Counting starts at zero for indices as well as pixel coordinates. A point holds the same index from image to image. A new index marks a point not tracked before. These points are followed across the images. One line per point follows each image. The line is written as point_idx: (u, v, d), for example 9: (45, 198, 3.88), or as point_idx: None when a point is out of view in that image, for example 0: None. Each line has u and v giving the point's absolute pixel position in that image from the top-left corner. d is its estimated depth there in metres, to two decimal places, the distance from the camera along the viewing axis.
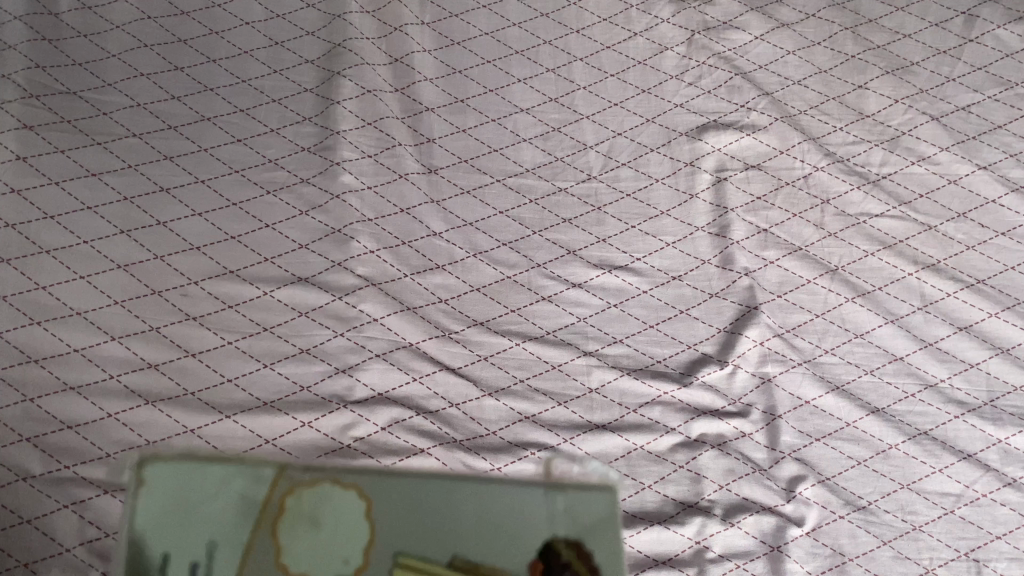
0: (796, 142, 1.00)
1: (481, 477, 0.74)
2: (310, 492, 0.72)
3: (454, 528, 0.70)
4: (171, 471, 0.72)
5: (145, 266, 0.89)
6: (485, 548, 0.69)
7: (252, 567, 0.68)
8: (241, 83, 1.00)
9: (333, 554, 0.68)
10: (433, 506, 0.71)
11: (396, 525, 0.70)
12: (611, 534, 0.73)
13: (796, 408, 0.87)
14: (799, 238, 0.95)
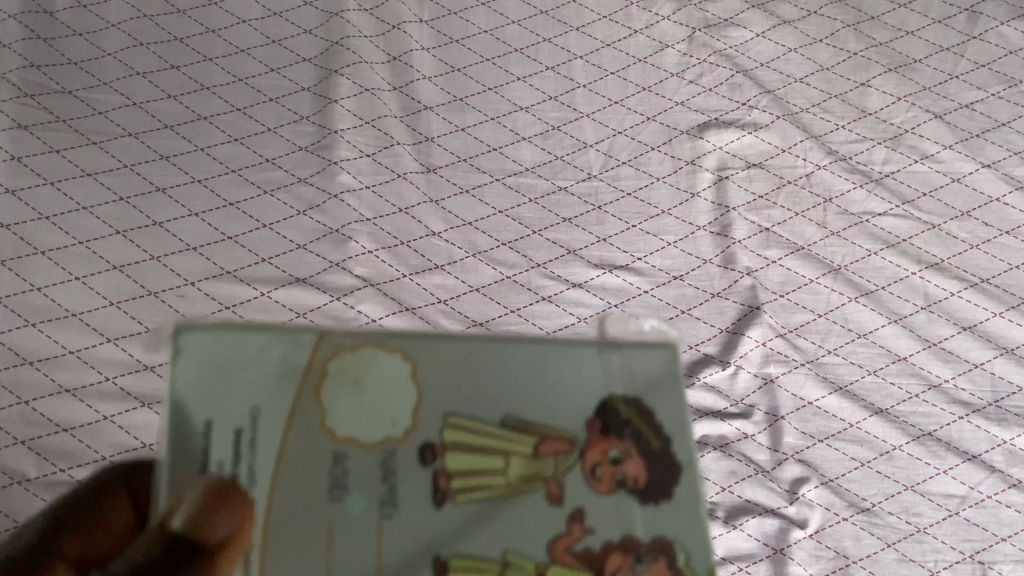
0: (798, 141, 0.99)
1: (534, 340, 0.67)
2: (355, 358, 0.64)
3: (507, 389, 0.64)
4: (202, 337, 0.62)
5: (140, 267, 0.88)
6: (541, 407, 0.64)
7: (297, 433, 0.59)
8: (238, 82, 0.99)
9: (382, 416, 0.61)
10: (491, 366, 0.65)
11: (450, 386, 0.64)
12: (673, 400, 0.66)
13: (799, 409, 0.86)
14: (802, 238, 0.94)
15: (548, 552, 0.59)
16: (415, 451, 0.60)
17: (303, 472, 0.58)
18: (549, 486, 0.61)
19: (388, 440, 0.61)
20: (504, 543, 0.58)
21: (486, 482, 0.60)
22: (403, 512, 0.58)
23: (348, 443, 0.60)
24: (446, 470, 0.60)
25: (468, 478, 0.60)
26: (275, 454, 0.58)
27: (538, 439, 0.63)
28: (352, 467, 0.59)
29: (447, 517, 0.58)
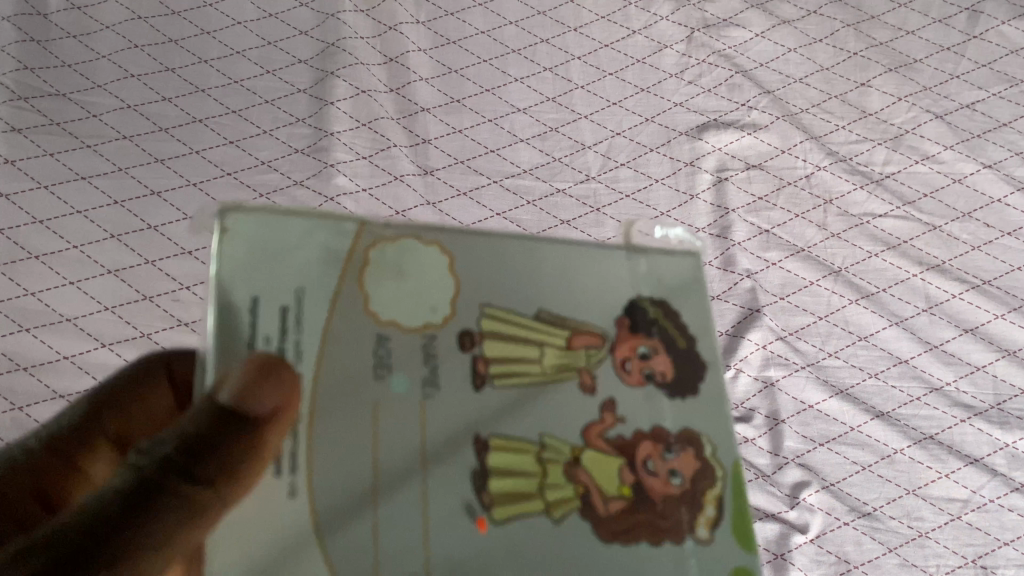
0: (798, 141, 0.98)
1: (563, 241, 0.59)
2: (397, 250, 0.55)
3: (537, 284, 0.56)
4: (246, 218, 0.51)
5: (135, 271, 0.87)
6: (576, 302, 0.57)
7: (341, 318, 0.50)
8: (233, 84, 0.98)
9: (420, 303, 0.53)
10: (525, 261, 0.57)
11: (491, 279, 0.56)
12: (698, 299, 0.59)
13: (800, 413, 0.86)
14: (802, 239, 0.94)
15: (582, 437, 0.52)
16: (458, 339, 0.52)
17: (345, 366, 0.49)
18: (580, 377, 0.54)
19: (426, 327, 0.52)
20: (540, 425, 0.51)
21: (524, 371, 0.53)
22: (446, 398, 0.50)
23: (390, 325, 0.51)
24: (485, 357, 0.52)
25: (508, 365, 0.52)
26: (318, 340, 0.49)
27: (571, 332, 0.55)
28: (394, 353, 0.50)
29: (489, 403, 0.51)
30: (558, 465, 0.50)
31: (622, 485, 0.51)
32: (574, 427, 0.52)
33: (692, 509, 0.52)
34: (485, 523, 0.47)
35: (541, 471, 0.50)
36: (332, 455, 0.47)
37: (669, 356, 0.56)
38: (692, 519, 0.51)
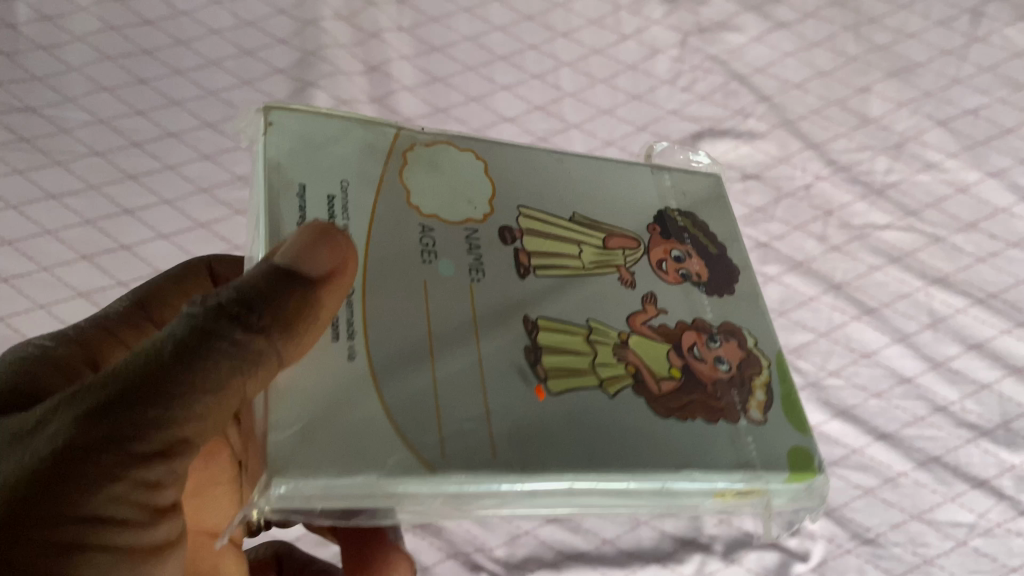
0: (796, 150, 0.95)
1: (593, 158, 0.64)
2: (437, 151, 0.57)
3: (572, 190, 0.61)
4: (290, 125, 0.52)
5: (107, 294, 0.84)
6: (606, 211, 0.61)
7: (386, 202, 0.51)
8: (208, 96, 0.94)
9: (459, 196, 0.54)
10: (551, 169, 0.61)
11: (521, 185, 0.58)
12: (720, 214, 0.66)
13: None
14: (802, 252, 0.91)
15: (628, 324, 0.53)
16: (498, 231, 0.54)
17: (398, 238, 0.50)
18: (620, 272, 0.56)
19: (469, 220, 0.53)
20: (587, 311, 0.52)
21: (564, 263, 0.54)
22: (493, 282, 0.50)
23: (432, 217, 0.52)
24: (526, 249, 0.53)
25: (547, 257, 0.54)
26: (367, 218, 0.50)
27: (605, 235, 0.59)
28: (439, 239, 0.51)
29: (535, 288, 0.51)
30: (607, 346, 0.51)
31: (673, 368, 0.52)
32: (620, 316, 0.53)
33: (738, 390, 0.53)
34: (542, 391, 0.46)
35: (590, 348, 0.50)
36: (398, 318, 0.46)
37: (698, 258, 0.61)
38: (744, 400, 0.53)
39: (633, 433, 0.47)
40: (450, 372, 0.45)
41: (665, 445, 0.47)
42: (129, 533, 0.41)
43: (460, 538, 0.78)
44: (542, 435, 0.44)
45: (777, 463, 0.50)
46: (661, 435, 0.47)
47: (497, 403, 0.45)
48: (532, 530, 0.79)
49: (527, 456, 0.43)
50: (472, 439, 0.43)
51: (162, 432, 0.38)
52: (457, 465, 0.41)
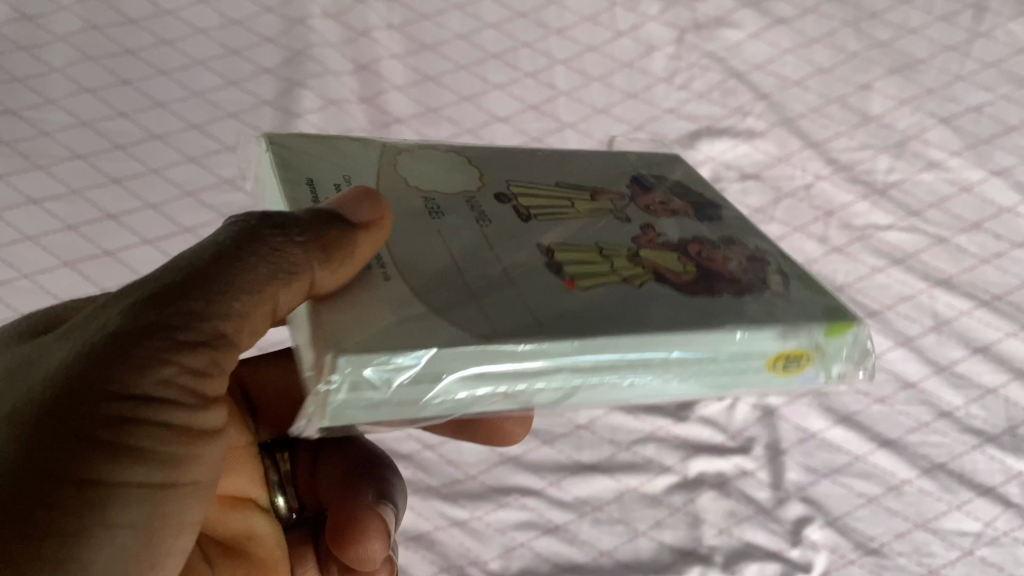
0: (796, 149, 0.93)
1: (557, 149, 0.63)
2: (424, 154, 0.56)
3: (552, 167, 0.59)
4: (289, 135, 0.52)
5: None
6: (588, 176, 0.59)
7: (391, 187, 0.50)
8: (194, 97, 0.92)
9: (454, 179, 0.53)
10: (530, 156, 0.60)
11: (511, 169, 0.57)
12: (683, 168, 0.64)
13: (802, 441, 0.82)
14: (803, 254, 0.89)
15: (634, 241, 0.51)
16: (495, 198, 0.52)
17: (405, 207, 0.48)
18: (614, 214, 0.54)
19: (466, 192, 0.51)
20: (596, 238, 0.50)
21: (562, 211, 0.52)
22: (497, 225, 0.48)
23: (433, 190, 0.51)
24: (525, 206, 0.52)
25: (547, 209, 0.52)
26: None
27: (593, 191, 0.57)
28: (444, 205, 0.49)
29: (539, 227, 0.49)
30: (622, 257, 0.48)
31: (686, 266, 0.49)
32: (624, 239, 0.51)
33: (757, 273, 0.50)
34: (572, 284, 0.44)
35: (605, 259, 0.47)
36: (418, 253, 0.44)
37: (685, 202, 0.58)
38: (763, 282, 0.49)
39: (671, 303, 0.44)
40: (483, 279, 0.43)
41: (707, 309, 0.44)
42: (181, 416, 0.42)
43: (453, 552, 0.76)
44: (586, 313, 0.41)
45: (812, 315, 0.46)
46: (697, 304, 0.44)
47: (533, 296, 0.42)
48: (527, 543, 0.77)
49: (576, 323, 0.40)
50: (514, 315, 0.40)
51: (207, 324, 0.40)
52: (510, 333, 0.39)
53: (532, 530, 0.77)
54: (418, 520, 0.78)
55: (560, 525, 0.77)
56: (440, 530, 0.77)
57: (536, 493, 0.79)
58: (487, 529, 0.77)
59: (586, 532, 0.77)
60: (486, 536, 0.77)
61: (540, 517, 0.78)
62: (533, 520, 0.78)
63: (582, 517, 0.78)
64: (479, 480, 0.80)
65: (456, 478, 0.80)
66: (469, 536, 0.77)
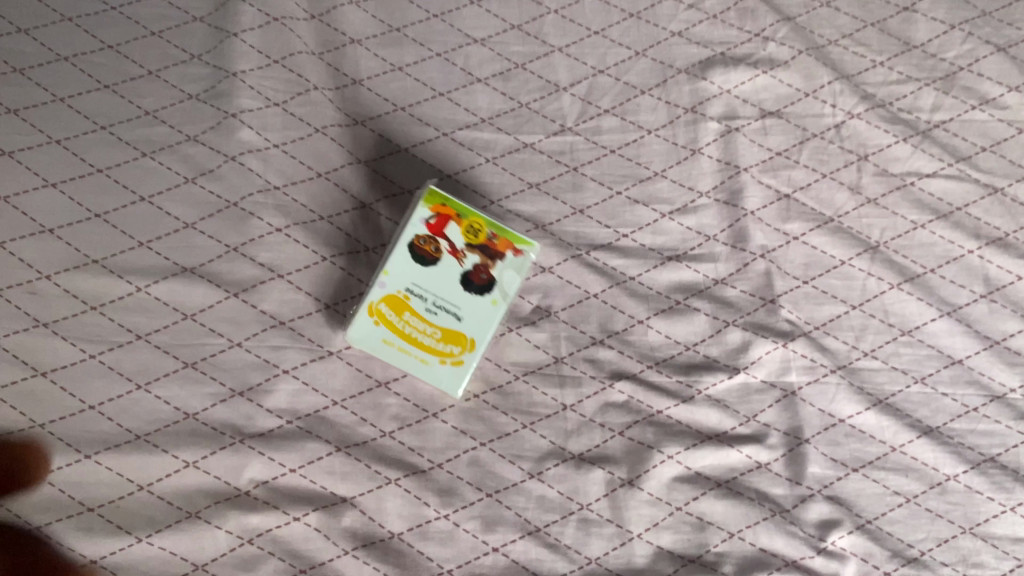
0: (826, 81, 0.78)
1: (404, 246, 0.67)
2: (452, 234, 0.68)
3: (446, 286, 0.67)
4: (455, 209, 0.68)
5: (122, 306, 0.68)
6: (451, 272, 0.67)
7: (469, 324, 0.67)
8: (108, 10, 0.76)
9: (458, 296, 0.67)
10: (441, 282, 0.67)
11: (433, 273, 0.67)
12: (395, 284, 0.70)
13: (827, 429, 0.69)
14: (830, 207, 0.75)
15: (446, 257, 0.67)
16: (463, 283, 0.67)
17: (463, 305, 0.67)
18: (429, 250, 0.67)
19: (459, 353, 0.67)
20: (450, 282, 0.67)
21: (441, 278, 0.67)
22: (476, 321, 0.67)
23: (465, 295, 0.67)
24: (466, 281, 0.67)
25: (441, 263, 0.67)
26: (477, 316, 0.67)
27: (465, 275, 0.67)
28: (466, 284, 0.67)
29: (476, 306, 0.67)
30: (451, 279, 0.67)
31: (454, 328, 0.67)
32: (455, 279, 0.67)
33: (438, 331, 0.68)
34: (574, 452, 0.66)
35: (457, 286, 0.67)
36: None
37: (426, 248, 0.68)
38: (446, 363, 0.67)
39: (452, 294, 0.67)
40: None
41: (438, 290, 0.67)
42: None
43: (414, 562, 0.64)
44: None
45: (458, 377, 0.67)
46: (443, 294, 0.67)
47: None
48: (500, 548, 0.65)
49: None
50: None
51: None
52: None
53: (507, 532, 0.65)
54: (370, 523, 0.65)
55: (540, 528, 0.65)
56: (399, 536, 0.65)
57: (512, 489, 0.66)
58: (454, 531, 0.65)
59: (570, 536, 0.65)
60: (452, 540, 0.65)
61: (517, 517, 0.66)
62: (509, 520, 0.65)
63: (567, 519, 0.66)
64: (447, 469, 0.66)
65: (419, 468, 0.66)
66: (432, 542, 0.65)
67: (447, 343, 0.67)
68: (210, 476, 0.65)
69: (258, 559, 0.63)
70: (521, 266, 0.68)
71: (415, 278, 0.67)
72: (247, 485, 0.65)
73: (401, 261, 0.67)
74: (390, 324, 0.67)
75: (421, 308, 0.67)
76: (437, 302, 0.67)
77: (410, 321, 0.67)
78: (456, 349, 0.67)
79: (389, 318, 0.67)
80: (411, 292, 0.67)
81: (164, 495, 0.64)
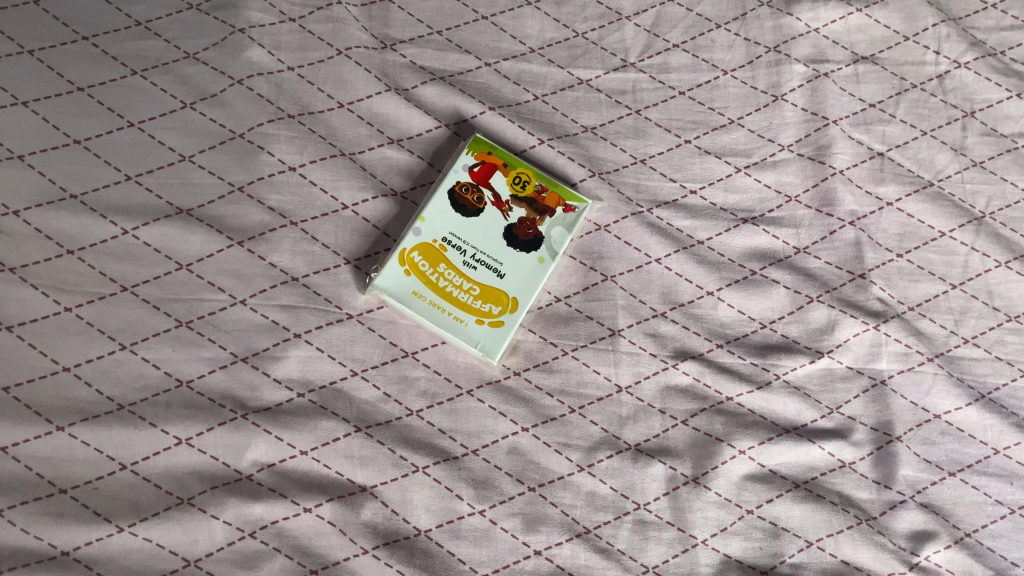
0: (930, 23, 0.67)
1: (445, 192, 0.60)
2: (498, 182, 0.61)
3: (489, 239, 0.59)
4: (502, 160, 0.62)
5: (106, 250, 0.58)
6: (495, 224, 0.60)
7: (512, 281, 0.59)
8: None
9: (502, 250, 0.59)
10: (483, 235, 0.59)
11: (476, 224, 0.60)
12: None
13: (920, 426, 0.59)
14: (931, 169, 0.65)
15: (492, 207, 0.60)
16: (508, 237, 0.60)
17: (508, 260, 0.59)
18: (472, 197, 0.60)
19: (501, 313, 0.58)
20: (492, 233, 0.60)
21: (484, 229, 0.60)
22: (519, 279, 0.59)
23: (508, 249, 0.59)
24: (510, 235, 0.60)
25: (486, 214, 0.60)
26: (522, 273, 0.59)
27: (510, 228, 0.60)
28: (512, 238, 0.60)
29: (522, 262, 0.59)
30: (495, 231, 0.60)
31: (495, 285, 0.58)
32: (499, 232, 0.60)
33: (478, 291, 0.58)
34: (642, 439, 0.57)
35: (501, 241, 0.60)
36: None
37: (469, 196, 0.60)
38: (487, 326, 0.57)
39: (495, 249, 0.59)
40: None
41: (479, 243, 0.59)
42: None
43: (443, 565, 0.55)
44: None
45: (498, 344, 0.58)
46: (485, 248, 0.59)
47: None
48: (544, 551, 0.55)
49: None
50: None
51: None
52: None
53: (552, 533, 0.56)
54: (392, 517, 0.55)
55: (591, 529, 0.56)
56: (426, 534, 0.55)
57: (558, 483, 0.57)
58: (491, 530, 0.55)
59: (625, 539, 0.56)
60: (488, 541, 0.55)
61: (564, 516, 0.56)
62: (555, 519, 0.56)
63: (621, 520, 0.56)
64: (483, 458, 0.57)
65: (451, 454, 0.57)
66: (465, 542, 0.55)
67: (486, 301, 0.58)
68: (205, 457, 0.55)
69: (261, 556, 0.53)
70: (572, 223, 0.61)
71: (453, 228, 0.59)
72: (249, 468, 0.55)
73: (440, 208, 0.60)
74: (422, 275, 0.58)
75: (459, 260, 0.59)
76: (476, 254, 0.59)
77: (446, 273, 0.58)
78: (498, 308, 0.58)
79: (421, 268, 0.58)
80: (449, 242, 0.59)
81: (152, 478, 0.54)
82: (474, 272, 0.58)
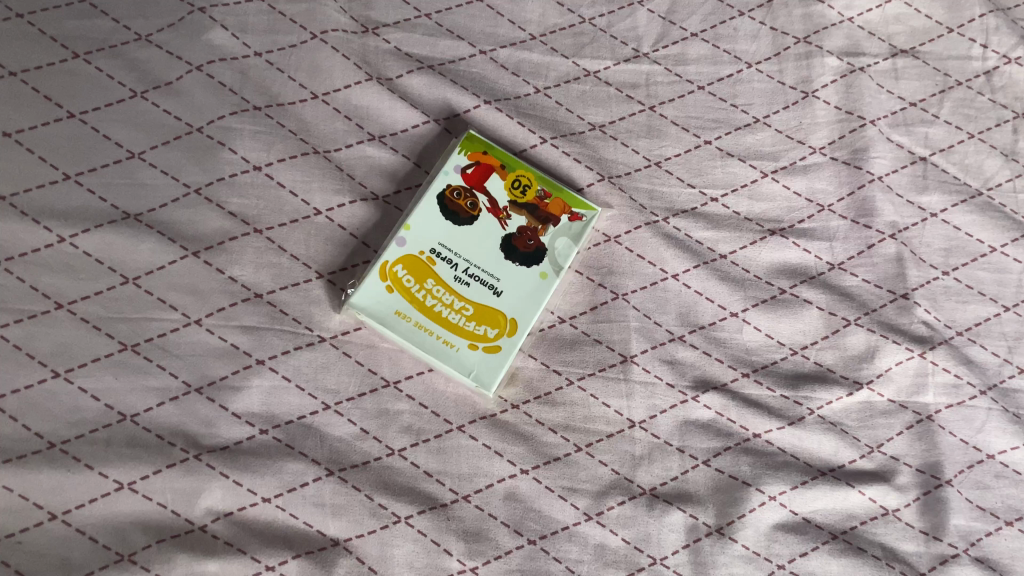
0: (976, 14, 0.60)
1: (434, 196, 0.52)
2: (494, 185, 0.53)
3: (484, 251, 0.52)
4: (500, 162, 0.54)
5: (39, 260, 0.50)
6: (492, 233, 0.52)
7: (510, 298, 0.51)
8: None
9: (499, 263, 0.52)
10: (478, 245, 0.52)
11: (469, 233, 0.52)
12: None
13: (972, 468, 0.52)
14: (979, 176, 0.58)
15: (487, 214, 0.52)
16: (506, 248, 0.52)
17: (506, 275, 0.51)
18: (466, 202, 0.52)
19: (498, 336, 0.50)
20: (488, 243, 0.52)
21: (479, 238, 0.52)
22: (518, 296, 0.51)
23: (506, 262, 0.52)
24: (508, 246, 0.52)
25: (480, 221, 0.52)
26: (521, 290, 0.51)
27: (508, 238, 0.52)
28: (511, 249, 0.52)
29: (522, 277, 0.52)
30: (491, 241, 0.52)
31: (490, 304, 0.51)
32: (495, 242, 0.52)
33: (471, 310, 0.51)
34: None
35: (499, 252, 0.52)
36: None
37: (462, 201, 0.52)
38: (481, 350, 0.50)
39: (491, 261, 0.52)
40: None
41: (472, 254, 0.52)
42: None
43: None
44: None
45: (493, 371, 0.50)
46: (480, 261, 0.51)
47: None
48: None
49: None
50: None
51: None
52: None
53: None
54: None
55: None
56: None
57: (563, 535, 0.49)
58: None
59: None
60: None
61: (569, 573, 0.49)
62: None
63: None
64: (476, 505, 0.49)
65: (439, 501, 0.49)
66: None
67: (480, 322, 0.50)
68: (151, 504, 0.47)
69: None
70: (579, 233, 0.53)
71: (443, 237, 0.51)
72: (202, 518, 0.47)
73: (427, 215, 0.52)
74: (407, 292, 0.50)
75: (449, 274, 0.51)
76: (470, 268, 0.51)
77: (434, 290, 0.50)
78: (494, 330, 0.50)
79: (406, 284, 0.50)
80: (438, 253, 0.51)
81: (87, 530, 0.46)
82: (466, 288, 0.51)
